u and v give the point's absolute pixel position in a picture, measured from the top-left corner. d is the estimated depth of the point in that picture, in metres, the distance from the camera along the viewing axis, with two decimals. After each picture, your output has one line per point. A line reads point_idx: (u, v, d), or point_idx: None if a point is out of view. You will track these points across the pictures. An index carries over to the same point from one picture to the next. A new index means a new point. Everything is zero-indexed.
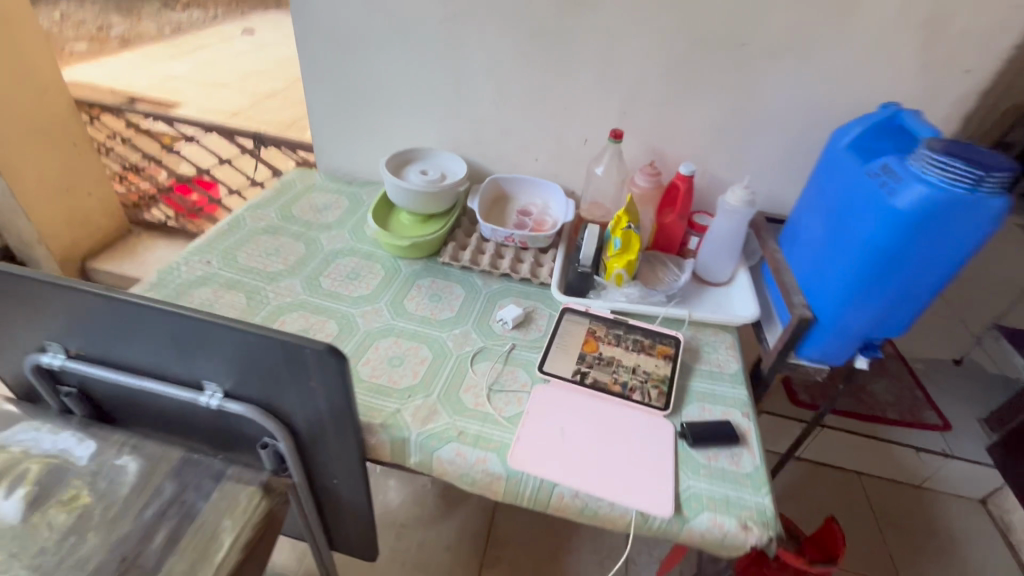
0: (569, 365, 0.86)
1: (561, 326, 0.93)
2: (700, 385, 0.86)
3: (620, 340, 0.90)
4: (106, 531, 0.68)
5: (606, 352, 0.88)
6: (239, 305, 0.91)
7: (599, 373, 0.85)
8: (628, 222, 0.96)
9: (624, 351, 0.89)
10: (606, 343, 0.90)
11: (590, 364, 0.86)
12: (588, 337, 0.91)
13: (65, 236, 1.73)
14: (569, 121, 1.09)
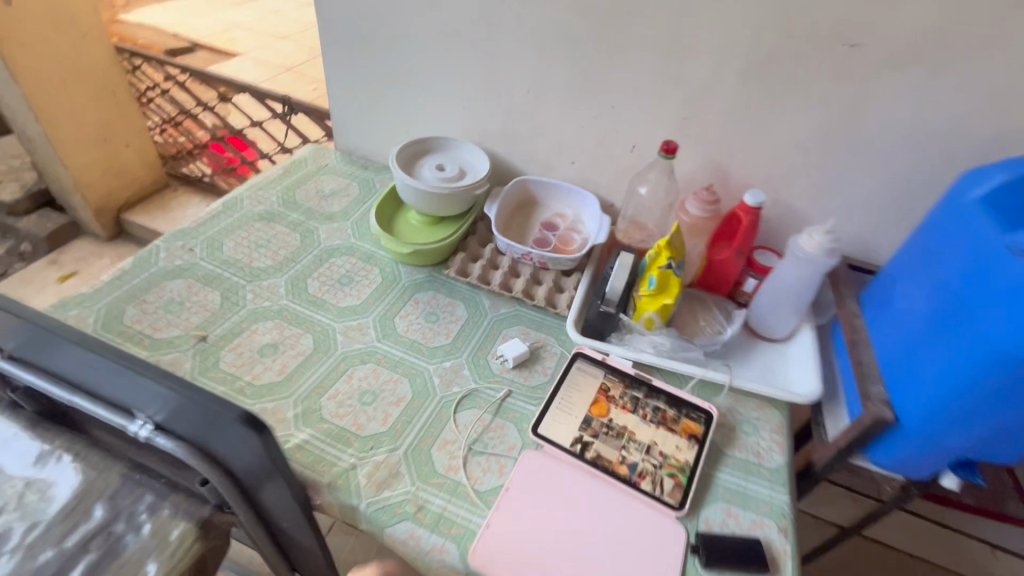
0: (570, 431, 0.71)
1: (569, 376, 0.77)
2: (728, 480, 0.69)
3: (638, 406, 0.74)
4: (22, 557, 0.61)
5: (618, 420, 0.72)
6: (212, 304, 0.81)
7: (605, 447, 0.69)
8: (669, 259, 0.79)
9: (640, 422, 0.72)
10: (620, 407, 0.74)
11: (596, 432, 0.71)
12: (599, 397, 0.75)
13: (101, 185, 1.71)
14: (614, 121, 0.90)
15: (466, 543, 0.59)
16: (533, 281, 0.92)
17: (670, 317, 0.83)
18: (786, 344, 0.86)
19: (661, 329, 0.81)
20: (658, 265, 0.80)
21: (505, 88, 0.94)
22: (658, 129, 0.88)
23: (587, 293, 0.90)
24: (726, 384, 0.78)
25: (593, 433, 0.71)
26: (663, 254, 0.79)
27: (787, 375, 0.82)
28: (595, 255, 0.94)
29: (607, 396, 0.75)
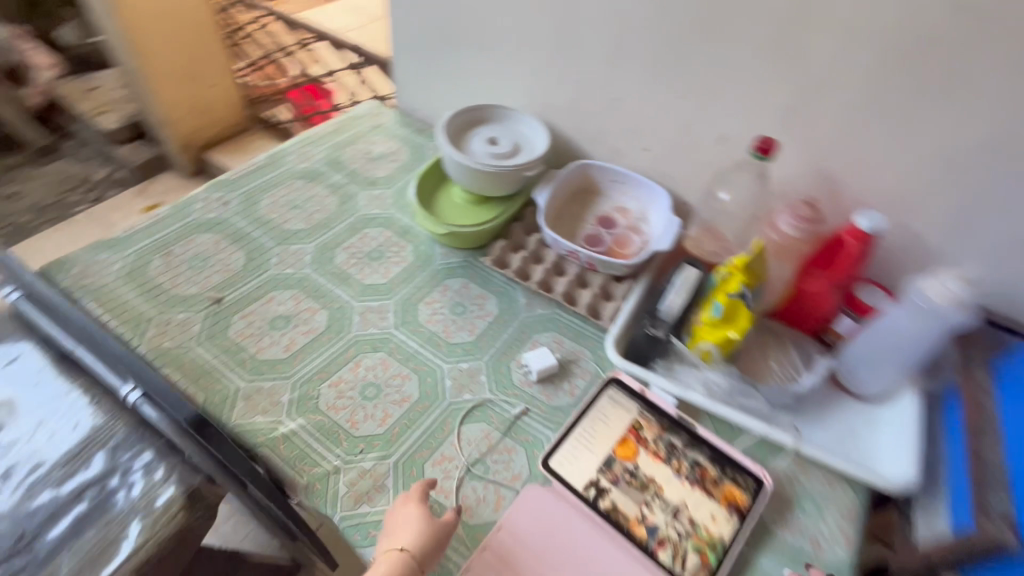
0: (586, 472, 0.60)
1: (598, 403, 0.66)
2: (770, 569, 0.56)
3: (672, 455, 0.62)
4: (21, 496, 0.62)
5: (645, 469, 0.61)
6: (235, 264, 0.78)
7: (623, 499, 0.59)
8: (743, 285, 0.64)
9: (672, 475, 0.61)
10: (651, 452, 0.62)
11: (616, 479, 0.60)
12: (628, 436, 0.63)
13: (187, 122, 1.76)
14: (702, 105, 0.75)
15: None
16: (577, 283, 0.81)
17: (732, 352, 0.68)
18: (879, 405, 0.69)
19: (718, 365, 0.68)
20: (727, 291, 0.65)
21: (577, 53, 0.81)
22: (755, 121, 0.72)
23: (637, 306, 0.77)
24: (790, 447, 0.64)
25: (613, 479, 0.60)
26: (736, 278, 0.65)
27: (872, 446, 0.66)
28: (655, 262, 0.80)
29: (637, 436, 0.63)
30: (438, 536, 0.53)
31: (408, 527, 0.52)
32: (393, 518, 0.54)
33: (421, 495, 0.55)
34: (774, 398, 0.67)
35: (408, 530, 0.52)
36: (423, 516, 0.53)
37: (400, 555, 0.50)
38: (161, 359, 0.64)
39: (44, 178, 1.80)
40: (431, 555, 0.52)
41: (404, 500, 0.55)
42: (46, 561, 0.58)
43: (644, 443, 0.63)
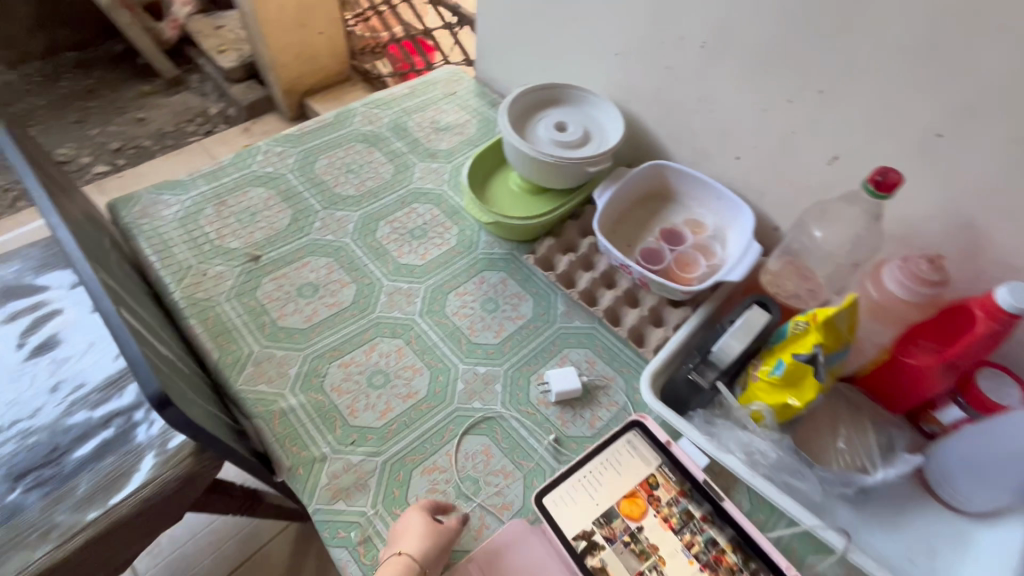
0: (581, 520, 0.52)
1: (615, 443, 0.56)
2: None
3: (686, 526, 0.53)
4: (62, 412, 0.67)
5: (649, 534, 0.52)
6: (279, 223, 0.78)
7: (615, 562, 0.51)
8: (818, 346, 0.52)
9: (680, 550, 0.52)
10: (661, 517, 0.53)
11: (613, 539, 0.52)
12: (639, 490, 0.54)
13: (293, 69, 1.83)
14: (815, 114, 0.61)
15: None
16: (625, 300, 0.72)
17: (789, 418, 0.57)
18: (973, 523, 0.55)
19: (770, 430, 0.57)
20: (795, 350, 0.54)
21: (672, 36, 0.69)
22: (882, 141, 0.57)
23: (689, 337, 0.66)
24: (839, 553, 0.52)
25: (609, 537, 0.52)
26: (810, 336, 0.53)
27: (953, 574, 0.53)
28: (720, 292, 0.69)
29: (650, 494, 0.54)
30: (442, 542, 0.50)
31: (409, 533, 0.50)
32: (399, 525, 0.51)
33: (424, 504, 0.53)
34: (829, 486, 0.56)
35: (412, 537, 0.50)
36: (426, 524, 0.50)
37: (402, 560, 0.48)
38: (190, 310, 0.66)
39: (169, 108, 1.96)
40: (434, 562, 0.49)
41: (413, 508, 0.52)
42: (69, 479, 0.62)
43: (655, 504, 0.53)
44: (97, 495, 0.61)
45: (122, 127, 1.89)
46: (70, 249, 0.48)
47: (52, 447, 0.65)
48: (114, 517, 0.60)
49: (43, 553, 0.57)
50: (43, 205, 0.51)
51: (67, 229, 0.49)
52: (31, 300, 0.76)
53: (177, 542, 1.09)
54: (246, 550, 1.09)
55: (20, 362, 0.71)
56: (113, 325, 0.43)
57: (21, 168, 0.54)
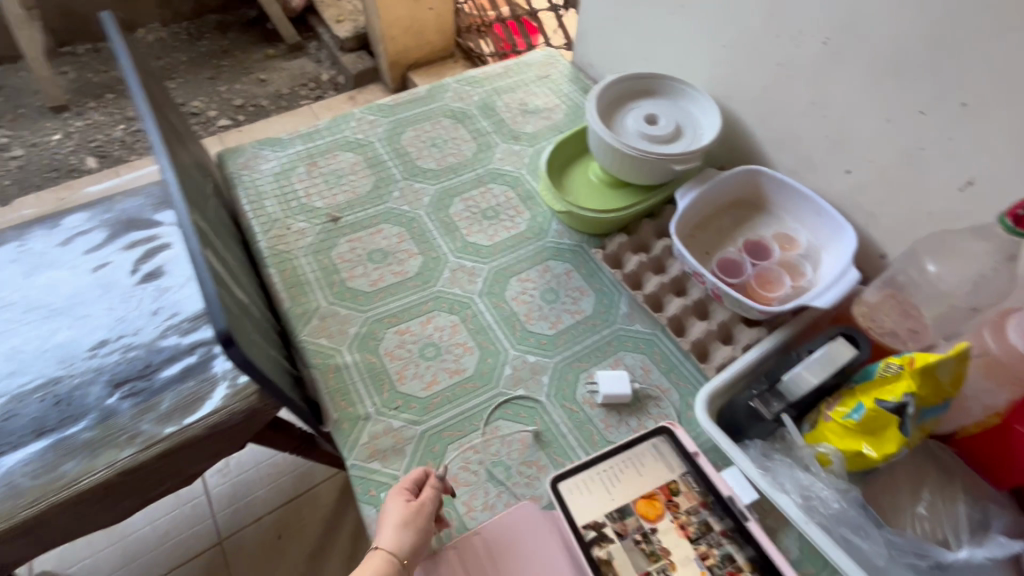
0: (592, 510, 0.50)
1: (639, 443, 0.54)
2: None
3: (703, 537, 0.49)
4: (158, 334, 0.75)
5: (662, 538, 0.49)
6: (362, 188, 0.81)
7: (623, 558, 0.48)
8: (909, 395, 0.46)
9: (693, 560, 0.48)
10: (677, 523, 0.50)
11: (624, 534, 0.49)
12: (657, 493, 0.51)
13: (401, 42, 1.89)
14: (953, 130, 0.53)
15: None
16: (693, 311, 0.67)
17: (861, 469, 0.52)
18: None
19: (836, 478, 0.52)
20: (881, 396, 0.48)
21: (792, 29, 0.62)
22: None
23: (757, 362, 0.61)
24: None
25: (620, 532, 0.49)
26: (903, 382, 0.47)
27: None
28: (802, 318, 0.62)
29: (668, 498, 0.51)
30: (424, 519, 0.49)
31: (387, 523, 0.48)
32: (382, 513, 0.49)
33: (402, 488, 0.51)
34: (897, 553, 0.49)
35: (390, 528, 0.48)
36: (401, 505, 0.49)
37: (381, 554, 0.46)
38: (273, 259, 0.71)
39: (287, 71, 2.12)
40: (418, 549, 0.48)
41: (393, 494, 0.50)
42: (156, 394, 0.70)
43: (673, 509, 0.50)
44: (176, 413, 0.68)
45: (246, 86, 2.06)
46: (173, 191, 0.52)
47: (145, 363, 0.73)
48: (188, 434, 0.67)
49: (127, 455, 0.65)
50: (156, 148, 0.57)
51: (172, 173, 0.54)
52: (147, 232, 0.85)
53: (243, 466, 1.21)
54: (300, 486, 1.19)
55: (132, 285, 0.80)
56: (198, 265, 0.46)
57: (146, 116, 0.60)
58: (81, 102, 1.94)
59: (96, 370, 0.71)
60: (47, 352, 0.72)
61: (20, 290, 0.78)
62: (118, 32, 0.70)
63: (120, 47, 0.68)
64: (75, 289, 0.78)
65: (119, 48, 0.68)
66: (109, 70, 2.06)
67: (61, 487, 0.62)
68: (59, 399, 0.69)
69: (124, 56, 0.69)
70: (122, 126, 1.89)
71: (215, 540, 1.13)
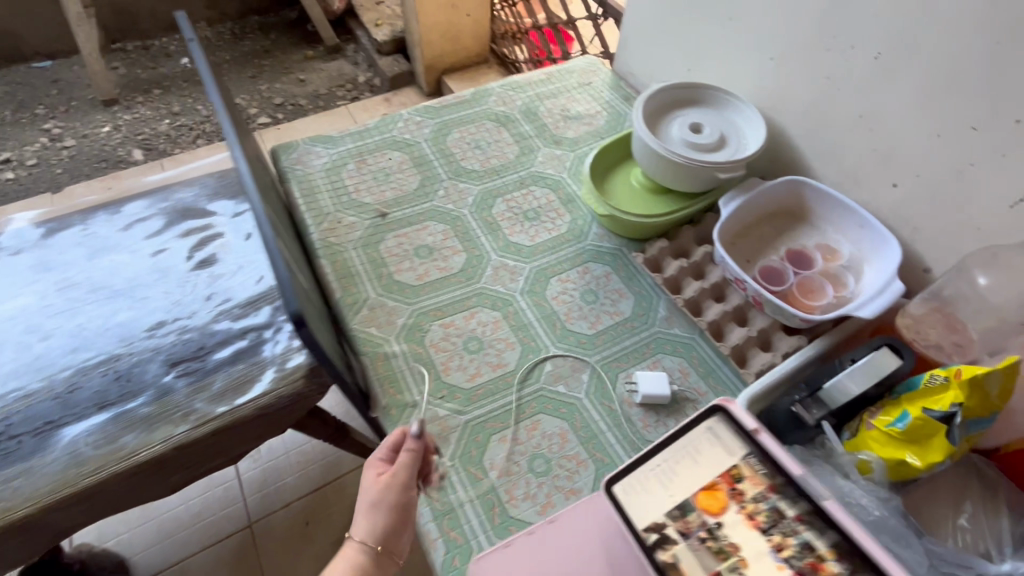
0: (653, 512, 0.44)
1: (691, 426, 0.47)
2: None
3: (776, 526, 0.42)
4: (211, 318, 0.79)
5: (730, 533, 0.42)
6: (408, 186, 0.84)
7: (691, 560, 0.42)
8: (956, 404, 0.47)
9: (767, 553, 0.41)
10: (743, 511, 0.43)
11: (687, 533, 0.43)
12: (717, 480, 0.44)
13: (437, 47, 1.93)
14: (1008, 147, 0.53)
15: (456, 559, 0.52)
16: (733, 317, 0.68)
17: (903, 478, 0.52)
18: None
19: (876, 487, 0.52)
20: (927, 404, 0.48)
21: (843, 43, 0.63)
22: None
23: (796, 369, 0.61)
24: None
25: (683, 531, 0.43)
26: (950, 393, 0.47)
27: None
28: (843, 328, 0.63)
29: (730, 484, 0.44)
30: (396, 489, 0.47)
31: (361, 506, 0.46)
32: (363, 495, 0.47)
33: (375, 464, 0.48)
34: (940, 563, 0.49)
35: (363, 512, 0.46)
36: (370, 473, 0.47)
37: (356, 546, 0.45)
38: (325, 250, 0.74)
39: (326, 73, 2.17)
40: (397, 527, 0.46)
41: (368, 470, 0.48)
42: (208, 374, 0.73)
43: (737, 496, 0.43)
44: (227, 394, 0.72)
45: (286, 86, 2.12)
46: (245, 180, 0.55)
47: (199, 345, 0.76)
48: (239, 414, 0.70)
49: (181, 431, 0.68)
50: (229, 140, 0.60)
51: (244, 163, 0.57)
52: (202, 221, 0.89)
53: (273, 452, 1.24)
54: (328, 475, 1.22)
55: (187, 271, 0.84)
56: (270, 250, 0.49)
57: (220, 110, 0.64)
58: (130, 96, 2.03)
59: (153, 349, 0.75)
60: (109, 330, 0.76)
61: (84, 271, 0.82)
62: (189, 28, 0.74)
63: (193, 43, 0.72)
64: (134, 272, 0.83)
65: (191, 45, 0.72)
66: (157, 66, 2.14)
67: (121, 457, 0.66)
68: (118, 374, 0.72)
69: (194, 52, 0.73)
70: (168, 121, 1.97)
71: (245, 523, 1.16)
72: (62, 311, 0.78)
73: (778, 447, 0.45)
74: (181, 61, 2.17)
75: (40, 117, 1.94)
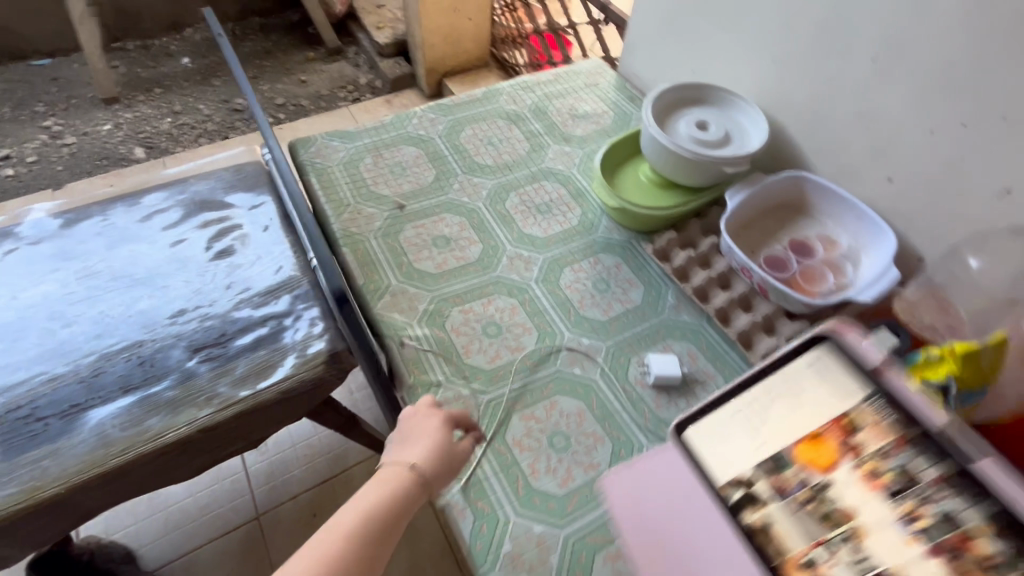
0: (744, 462, 0.40)
1: (794, 368, 0.42)
2: None
3: (904, 489, 0.35)
4: (231, 307, 0.81)
5: (842, 493, 0.36)
6: (424, 180, 0.87)
7: (788, 522, 0.37)
8: (949, 376, 0.49)
9: (891, 522, 0.35)
10: (859, 468, 0.37)
11: (783, 492, 0.37)
12: (825, 430, 0.39)
13: (439, 50, 1.96)
14: (994, 142, 0.57)
15: (484, 527, 0.54)
16: (739, 304, 0.72)
17: None
18: None
19: None
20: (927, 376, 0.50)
21: (842, 46, 0.67)
22: None
23: None
24: None
25: (779, 489, 0.38)
26: (946, 365, 0.50)
27: None
28: (843, 313, 0.67)
29: (843, 435, 0.38)
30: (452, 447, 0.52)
31: (419, 443, 0.51)
32: (416, 435, 0.53)
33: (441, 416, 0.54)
34: None
35: (419, 448, 0.51)
36: (436, 421, 0.53)
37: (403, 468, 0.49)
38: (346, 240, 0.76)
39: (327, 74, 2.20)
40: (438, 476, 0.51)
41: (430, 416, 0.54)
42: (231, 359, 0.75)
43: (852, 451, 0.37)
44: (249, 378, 0.74)
45: (287, 87, 2.14)
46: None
47: (221, 332, 0.78)
48: (262, 397, 0.72)
49: (205, 414, 0.70)
50: None
51: None
52: (220, 213, 0.91)
53: (280, 445, 1.25)
54: (335, 468, 1.23)
55: (207, 260, 0.85)
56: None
57: None
58: (130, 95, 2.03)
59: (176, 335, 0.77)
60: (131, 317, 0.78)
61: (104, 260, 0.83)
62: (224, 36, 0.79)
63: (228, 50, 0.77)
64: (154, 262, 0.84)
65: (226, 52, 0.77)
66: (157, 66, 2.15)
67: (147, 438, 0.67)
68: (141, 359, 0.74)
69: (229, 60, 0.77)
70: (169, 119, 1.97)
71: (252, 515, 1.17)
72: (82, 298, 0.79)
73: (906, 396, 0.38)
74: (181, 61, 2.17)
75: (39, 114, 1.94)
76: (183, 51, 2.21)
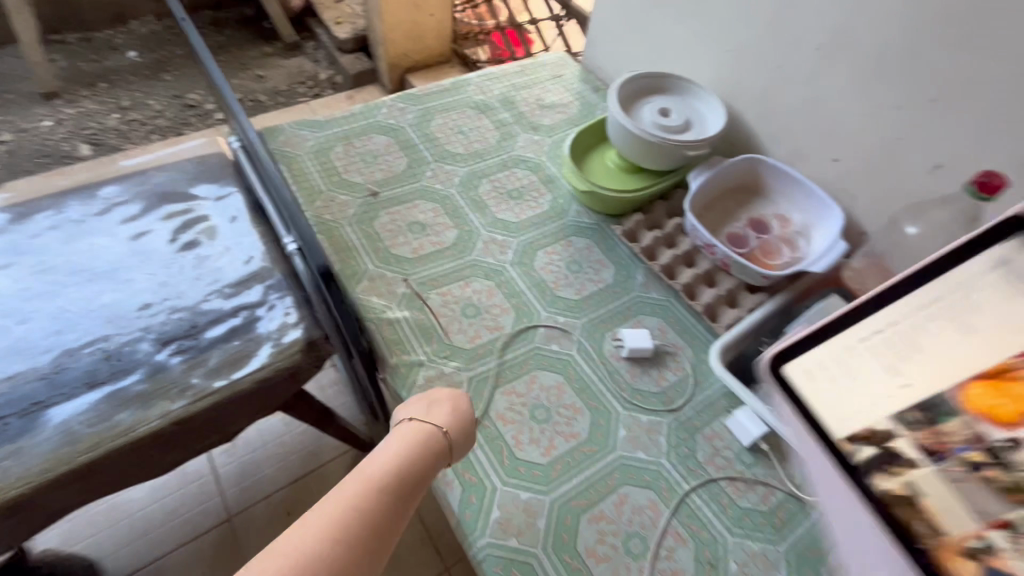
0: (878, 406, 0.37)
1: (965, 293, 0.37)
2: None
3: None
4: (200, 298, 0.79)
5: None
6: (396, 168, 0.87)
7: (951, 486, 0.33)
8: None
9: None
10: None
11: (940, 453, 0.34)
12: (1006, 370, 0.34)
13: (401, 45, 1.95)
14: (925, 123, 0.63)
15: (472, 496, 0.56)
16: (703, 279, 0.76)
17: None
18: None
19: None
20: None
21: (790, 36, 0.72)
22: (991, 152, 0.59)
23: (761, 321, 0.70)
24: None
25: (934, 448, 0.34)
26: None
27: None
28: (798, 284, 0.72)
29: None
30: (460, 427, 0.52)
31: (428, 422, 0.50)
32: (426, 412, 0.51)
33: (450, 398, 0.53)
34: None
35: (426, 427, 0.50)
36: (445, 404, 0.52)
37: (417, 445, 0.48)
38: (321, 227, 0.76)
39: (285, 69, 2.15)
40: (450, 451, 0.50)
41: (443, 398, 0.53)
42: (204, 351, 0.74)
43: None
44: (223, 368, 0.72)
45: (243, 82, 2.08)
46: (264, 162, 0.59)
47: (192, 323, 0.76)
48: (238, 387, 0.71)
49: (179, 406, 0.68)
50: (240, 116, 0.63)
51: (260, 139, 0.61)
52: (184, 204, 0.88)
53: (250, 445, 1.22)
54: (309, 465, 1.21)
55: (172, 253, 0.83)
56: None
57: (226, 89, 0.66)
58: (73, 90, 1.93)
59: (143, 329, 0.75)
60: (93, 312, 0.75)
61: (60, 254, 0.80)
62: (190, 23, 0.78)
63: (195, 38, 0.76)
64: (116, 255, 0.81)
65: (193, 39, 0.76)
66: (101, 59, 2.04)
67: (118, 433, 0.65)
68: (108, 354, 0.72)
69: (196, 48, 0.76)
70: (117, 115, 1.89)
71: (223, 517, 1.14)
72: (39, 294, 0.76)
73: None
74: (127, 54, 2.08)
75: None
76: (128, 45, 2.11)
